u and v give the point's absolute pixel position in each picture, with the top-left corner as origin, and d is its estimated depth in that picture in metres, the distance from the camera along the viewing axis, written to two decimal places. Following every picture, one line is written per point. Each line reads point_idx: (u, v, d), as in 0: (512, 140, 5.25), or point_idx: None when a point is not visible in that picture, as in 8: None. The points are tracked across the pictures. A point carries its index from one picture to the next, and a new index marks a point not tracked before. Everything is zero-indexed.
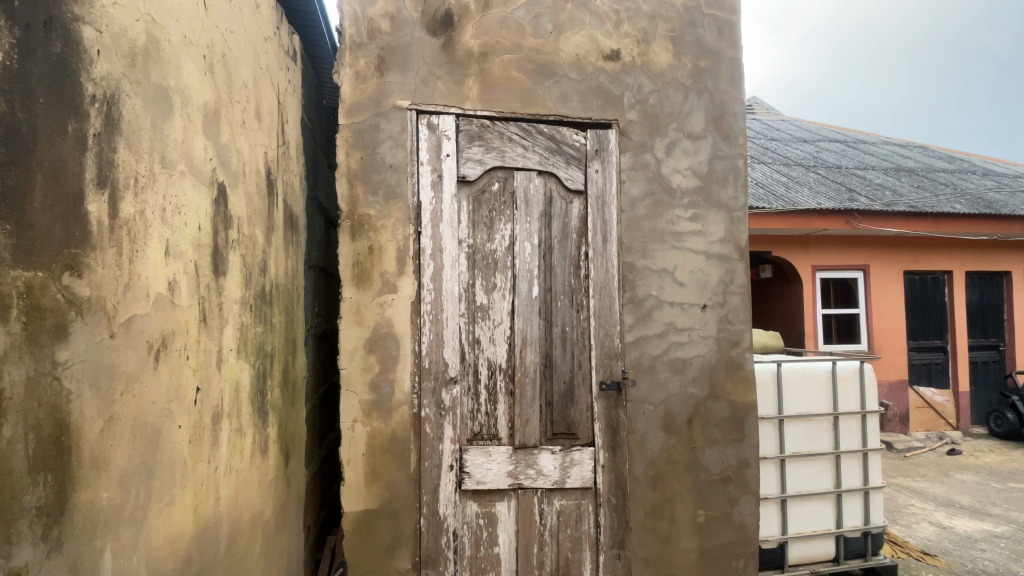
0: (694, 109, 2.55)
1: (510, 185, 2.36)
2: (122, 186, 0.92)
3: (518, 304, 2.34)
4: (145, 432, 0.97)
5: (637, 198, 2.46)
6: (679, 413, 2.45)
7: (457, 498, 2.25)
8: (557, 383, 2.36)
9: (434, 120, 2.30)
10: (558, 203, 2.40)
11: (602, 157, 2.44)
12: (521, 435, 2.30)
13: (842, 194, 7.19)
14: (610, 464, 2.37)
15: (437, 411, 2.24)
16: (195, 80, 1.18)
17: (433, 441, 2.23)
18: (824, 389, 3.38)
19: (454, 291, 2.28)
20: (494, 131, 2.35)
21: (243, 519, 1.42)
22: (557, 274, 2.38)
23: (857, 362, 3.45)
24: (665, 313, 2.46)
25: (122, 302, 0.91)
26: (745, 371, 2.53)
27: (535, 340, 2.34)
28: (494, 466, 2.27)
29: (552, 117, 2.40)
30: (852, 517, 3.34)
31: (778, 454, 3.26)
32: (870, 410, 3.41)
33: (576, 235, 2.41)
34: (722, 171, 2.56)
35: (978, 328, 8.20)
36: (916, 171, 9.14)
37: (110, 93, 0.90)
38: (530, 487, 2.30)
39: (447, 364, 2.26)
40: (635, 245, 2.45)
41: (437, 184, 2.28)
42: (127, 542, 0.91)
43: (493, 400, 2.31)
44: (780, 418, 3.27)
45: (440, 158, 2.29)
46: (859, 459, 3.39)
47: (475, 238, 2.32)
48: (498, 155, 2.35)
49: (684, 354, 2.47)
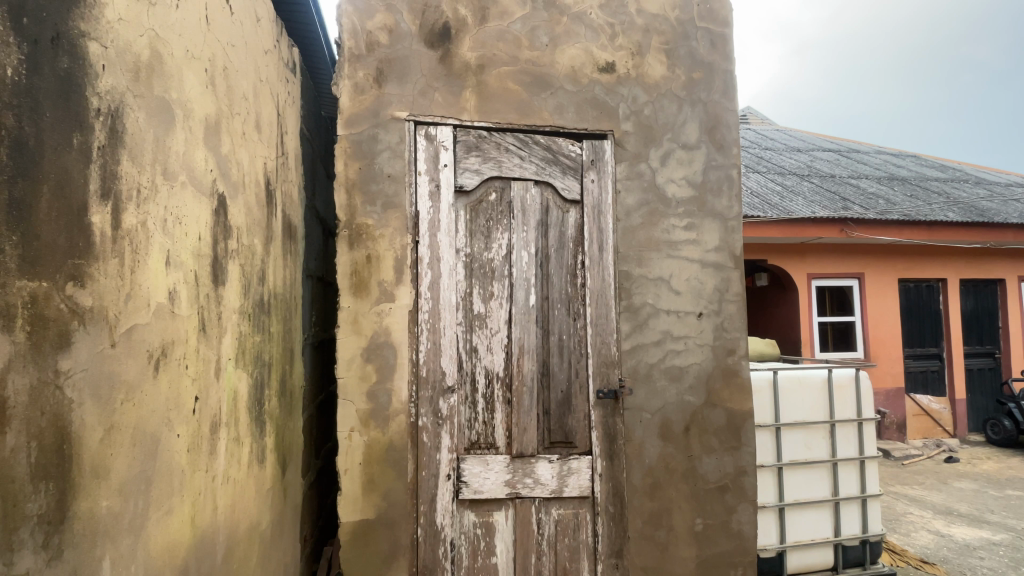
0: (688, 120, 2.59)
1: (508, 195, 2.38)
2: (125, 198, 0.92)
3: (516, 312, 2.35)
4: (145, 441, 0.97)
5: (633, 208, 2.49)
6: (676, 421, 2.46)
7: (454, 508, 2.25)
8: (554, 392, 2.36)
9: (432, 131, 2.32)
10: (555, 213, 2.42)
11: (599, 167, 2.47)
12: (518, 444, 2.31)
13: (836, 202, 7.27)
14: (607, 473, 2.37)
15: (434, 420, 2.24)
16: (196, 93, 1.19)
17: (430, 450, 2.23)
18: (820, 397, 3.39)
19: (451, 300, 2.29)
20: (490, 141, 2.38)
21: (240, 528, 1.42)
22: (554, 282, 2.40)
23: (854, 369, 3.46)
24: (662, 321, 2.48)
25: (123, 312, 0.92)
26: (741, 379, 2.55)
27: (532, 348, 2.35)
28: (491, 475, 2.27)
29: (548, 128, 2.43)
30: (849, 525, 3.35)
31: (775, 462, 3.26)
32: (867, 418, 3.42)
33: (573, 244, 2.43)
34: (716, 180, 2.60)
35: (973, 335, 8.25)
36: (909, 180, 9.26)
37: (115, 106, 0.91)
38: (528, 496, 2.30)
39: (445, 373, 2.26)
40: (631, 254, 2.47)
41: (435, 194, 2.31)
42: (125, 551, 0.91)
43: (490, 409, 2.31)
44: (777, 426, 3.28)
45: (438, 168, 2.32)
46: (856, 467, 3.39)
47: (472, 247, 2.34)
48: (495, 165, 2.37)
49: (680, 362, 2.49)
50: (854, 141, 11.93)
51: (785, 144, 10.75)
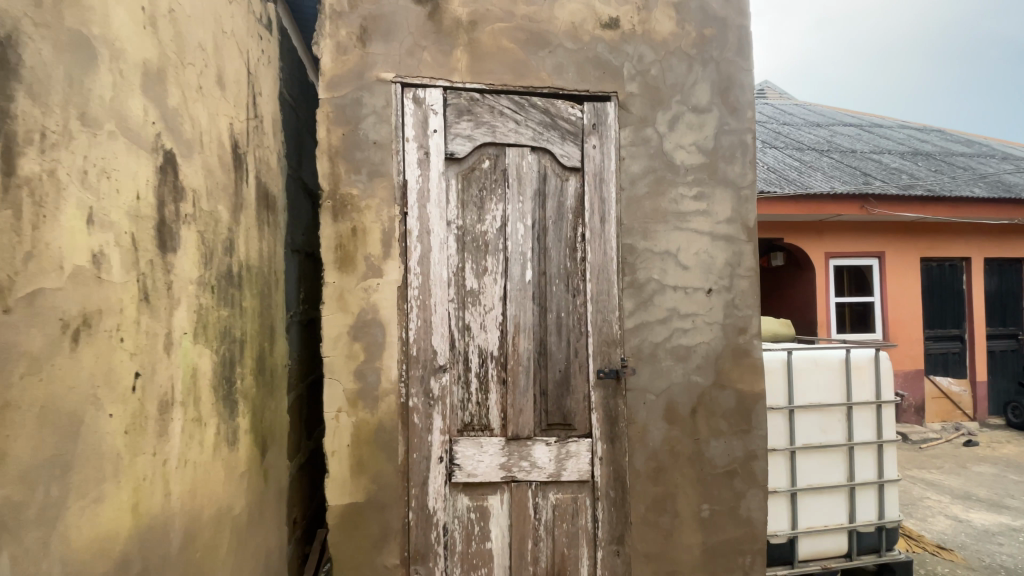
0: (699, 81, 2.40)
1: (502, 163, 2.23)
2: (21, 140, 0.79)
3: (511, 289, 2.22)
4: (59, 420, 0.85)
5: (637, 176, 2.32)
6: (683, 403, 2.33)
7: (447, 492, 2.15)
8: (552, 372, 2.24)
9: (420, 93, 2.17)
10: (553, 181, 2.27)
11: (601, 131, 2.30)
12: (514, 426, 2.19)
13: (856, 178, 6.99)
14: (608, 456, 2.25)
15: (426, 401, 2.13)
16: (130, 33, 1.06)
17: (422, 432, 2.13)
18: (837, 378, 3.23)
19: (442, 275, 2.16)
20: (484, 105, 2.21)
21: (204, 516, 1.32)
22: (552, 256, 2.26)
23: (873, 350, 3.30)
24: (668, 298, 2.33)
25: (22, 273, 0.79)
26: (753, 359, 2.40)
27: (529, 326, 2.22)
28: (485, 458, 2.17)
29: (546, 90, 2.26)
30: (865, 511, 3.22)
31: (788, 445, 3.12)
32: (886, 400, 3.26)
33: (573, 215, 2.28)
34: (728, 146, 2.42)
35: (996, 316, 7.97)
36: (933, 156, 8.88)
37: (4, 32, 0.77)
38: (524, 480, 2.19)
39: (437, 352, 2.15)
40: (636, 226, 2.31)
41: (424, 161, 2.16)
42: (33, 545, 0.79)
43: (484, 389, 2.19)
44: (790, 409, 3.13)
45: (427, 134, 2.16)
46: (873, 451, 3.25)
47: (464, 219, 2.20)
48: (489, 130, 2.21)
49: (687, 341, 2.34)
50: (875, 116, 11.49)
51: (803, 119, 10.35)
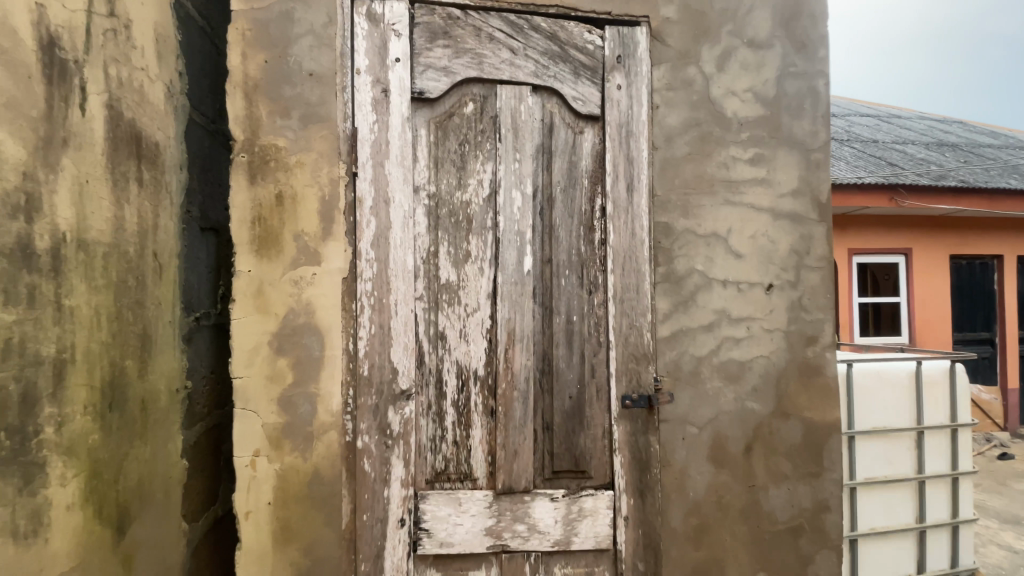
0: (757, 5, 1.78)
1: (492, 108, 1.62)
2: None
3: (504, 283, 1.60)
4: None
5: (675, 130, 1.71)
6: (734, 439, 1.72)
7: (411, 568, 1.54)
8: (559, 399, 1.63)
9: (377, 8, 1.55)
10: (562, 134, 1.66)
11: (627, 67, 1.69)
12: (507, 475, 1.58)
13: (885, 168, 6.39)
14: (634, 516, 1.64)
15: (382, 440, 1.52)
16: None
17: (375, 485, 1.51)
18: (907, 398, 2.62)
19: (406, 263, 1.54)
20: (467, 26, 1.60)
21: None
22: (560, 238, 1.65)
23: (947, 363, 2.70)
24: (715, 297, 1.72)
25: None
26: (827, 379, 1.78)
27: (528, 334, 1.61)
28: (465, 521, 1.56)
29: (553, 9, 1.64)
30: (938, 560, 2.62)
31: (848, 481, 2.52)
32: (962, 424, 2.67)
33: (588, 181, 1.67)
34: (796, 94, 1.80)
35: None
36: (960, 146, 8.29)
37: None
38: (519, 551, 1.58)
39: (398, 372, 1.53)
40: (673, 199, 1.70)
41: (382, 102, 1.54)
42: None
43: (465, 423, 1.59)
44: (852, 435, 2.52)
45: (386, 65, 1.55)
46: (948, 486, 2.64)
47: (438, 184, 1.59)
48: (473, 62, 1.60)
49: (740, 355, 1.73)
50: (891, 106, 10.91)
51: None
